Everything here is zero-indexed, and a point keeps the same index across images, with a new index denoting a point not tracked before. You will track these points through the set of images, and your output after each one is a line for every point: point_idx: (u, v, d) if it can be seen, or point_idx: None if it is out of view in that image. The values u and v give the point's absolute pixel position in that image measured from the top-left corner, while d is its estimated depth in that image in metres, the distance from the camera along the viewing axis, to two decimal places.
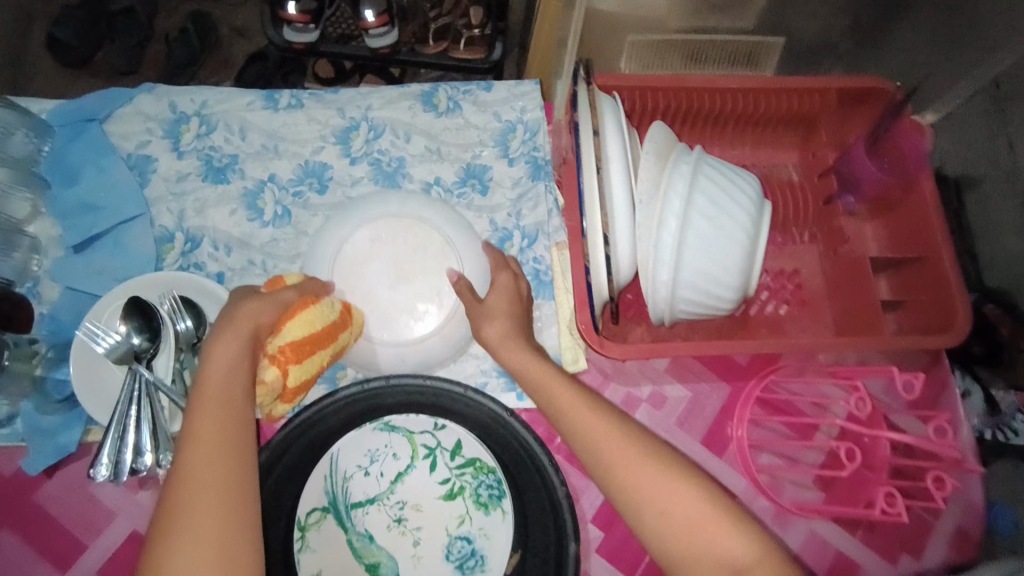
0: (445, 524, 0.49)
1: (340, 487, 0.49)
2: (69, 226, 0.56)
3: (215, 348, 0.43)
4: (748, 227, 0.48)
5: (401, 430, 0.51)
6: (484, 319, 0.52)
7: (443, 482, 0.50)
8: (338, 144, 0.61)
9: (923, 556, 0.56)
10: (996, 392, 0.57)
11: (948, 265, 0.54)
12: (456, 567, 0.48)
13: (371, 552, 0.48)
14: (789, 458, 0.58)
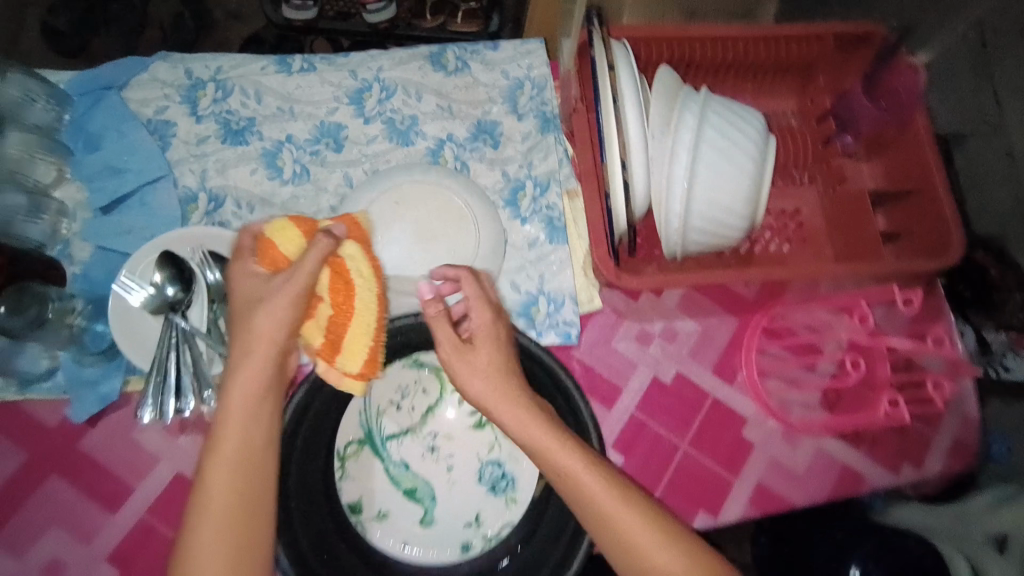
0: (476, 450, 0.53)
1: (375, 420, 0.53)
2: (94, 188, 0.57)
3: (225, 406, 0.40)
4: (755, 157, 0.51)
5: (429, 365, 0.54)
6: (470, 375, 0.45)
7: (472, 414, 0.54)
8: (352, 104, 0.63)
9: (924, 465, 0.62)
10: (988, 333, 0.61)
11: (942, 194, 0.57)
12: (489, 488, 0.52)
13: (409, 478, 0.52)
14: (793, 382, 0.63)
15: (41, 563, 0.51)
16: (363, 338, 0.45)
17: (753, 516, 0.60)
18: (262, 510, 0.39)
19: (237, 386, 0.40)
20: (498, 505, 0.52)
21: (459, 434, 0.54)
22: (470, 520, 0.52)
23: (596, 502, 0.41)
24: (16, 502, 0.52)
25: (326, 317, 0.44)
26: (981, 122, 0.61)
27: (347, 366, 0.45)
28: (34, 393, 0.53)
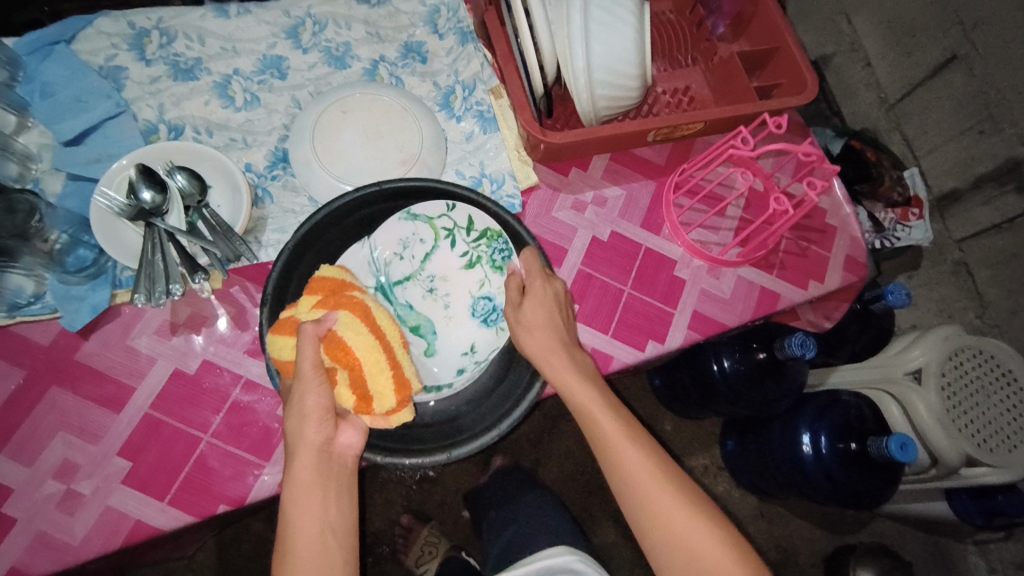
0: (469, 289, 0.61)
1: (382, 269, 0.60)
2: (58, 127, 0.62)
3: (296, 475, 0.49)
4: (635, 13, 0.60)
5: (422, 216, 0.61)
6: (523, 331, 0.56)
7: (463, 256, 0.61)
8: (289, 39, 0.70)
9: (826, 280, 0.73)
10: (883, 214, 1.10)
11: (795, 48, 0.70)
12: (481, 320, 0.60)
13: (413, 317, 0.60)
14: (710, 227, 0.73)
15: (52, 466, 0.54)
16: (381, 376, 0.51)
17: (696, 340, 0.69)
18: (338, 556, 0.49)
19: (297, 481, 0.49)
20: (490, 334, 0.60)
21: (454, 277, 0.61)
22: (466, 350, 0.59)
23: (614, 445, 0.53)
24: (20, 415, 0.54)
25: (347, 379, 0.51)
26: (841, 47, 1.21)
27: (384, 402, 0.51)
28: (24, 315, 0.56)
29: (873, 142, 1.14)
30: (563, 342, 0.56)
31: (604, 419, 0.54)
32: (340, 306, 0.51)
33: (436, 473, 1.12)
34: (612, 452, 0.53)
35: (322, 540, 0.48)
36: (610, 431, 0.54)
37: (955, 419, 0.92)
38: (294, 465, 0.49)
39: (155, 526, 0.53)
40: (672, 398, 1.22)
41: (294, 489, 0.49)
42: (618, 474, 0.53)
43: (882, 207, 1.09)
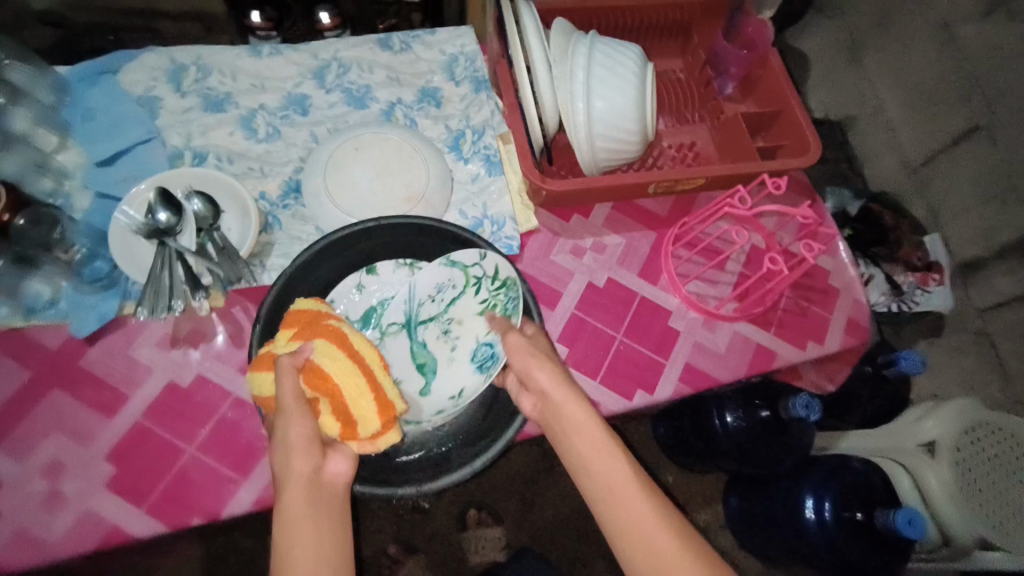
0: (476, 334, 0.62)
1: (415, 308, 0.63)
2: (93, 148, 0.67)
3: (285, 512, 0.46)
4: (637, 70, 0.63)
5: (459, 264, 0.61)
6: (542, 364, 0.55)
7: (482, 303, 0.62)
8: (314, 79, 0.74)
9: (826, 341, 0.72)
10: (898, 277, 1.07)
11: (799, 111, 0.72)
12: (477, 366, 0.60)
13: (422, 355, 0.62)
14: (708, 280, 0.73)
15: (42, 464, 0.56)
16: (362, 398, 0.52)
17: (685, 392, 0.68)
18: None
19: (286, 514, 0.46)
20: (477, 381, 0.60)
21: (471, 323, 0.62)
22: (454, 394, 0.60)
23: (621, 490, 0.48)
24: (19, 413, 0.57)
25: (329, 407, 0.52)
26: (864, 110, 1.21)
27: (367, 425, 0.52)
28: (38, 319, 0.59)
29: (892, 207, 1.11)
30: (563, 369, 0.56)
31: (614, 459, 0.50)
32: (317, 335, 0.54)
33: (430, 505, 1.10)
34: (611, 481, 0.49)
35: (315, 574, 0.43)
36: (618, 473, 0.49)
37: (969, 499, 0.87)
38: (282, 498, 0.47)
39: (130, 532, 0.55)
40: (674, 448, 1.16)
41: (282, 531, 0.45)
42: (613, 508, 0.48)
43: (902, 270, 1.07)
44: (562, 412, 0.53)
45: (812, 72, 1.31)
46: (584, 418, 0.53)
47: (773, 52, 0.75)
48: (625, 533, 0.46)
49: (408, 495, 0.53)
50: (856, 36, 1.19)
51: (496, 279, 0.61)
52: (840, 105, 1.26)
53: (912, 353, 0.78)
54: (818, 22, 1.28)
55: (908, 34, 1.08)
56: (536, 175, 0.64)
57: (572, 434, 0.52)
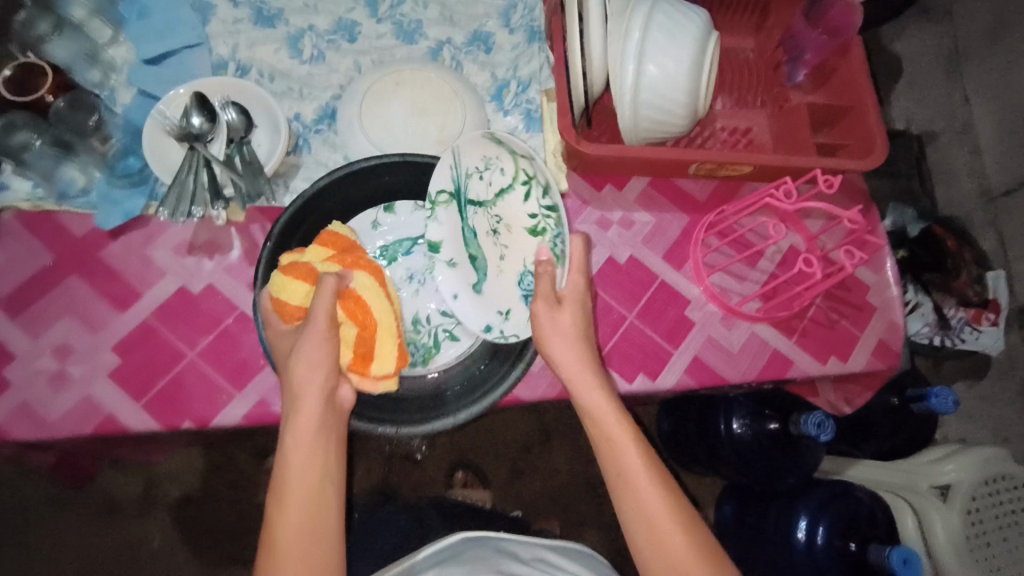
0: (525, 255, 0.61)
1: (462, 179, 0.58)
2: (141, 46, 0.67)
3: (297, 423, 0.48)
4: (697, 39, 0.59)
5: (508, 145, 0.60)
6: (561, 336, 0.54)
7: (530, 218, 0.61)
8: (367, 6, 0.73)
9: (849, 360, 0.68)
10: (950, 310, 1.00)
11: (872, 110, 0.66)
12: (525, 292, 0.60)
13: (474, 247, 0.59)
14: (736, 275, 0.69)
15: (52, 345, 0.58)
16: (389, 342, 0.52)
17: (688, 385, 0.65)
18: (331, 519, 0.46)
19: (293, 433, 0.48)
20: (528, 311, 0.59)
21: (515, 226, 0.61)
22: (501, 311, 0.59)
23: (632, 480, 0.48)
24: (41, 293, 0.60)
25: (353, 336, 0.51)
26: (950, 126, 1.11)
27: (383, 366, 0.52)
28: (69, 206, 0.62)
29: (960, 233, 1.02)
30: (585, 342, 0.54)
31: (629, 450, 0.49)
32: (357, 266, 0.52)
33: (423, 456, 1.12)
34: (622, 472, 0.49)
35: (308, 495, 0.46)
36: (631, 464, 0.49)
37: (973, 548, 0.82)
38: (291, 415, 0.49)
39: (122, 423, 0.57)
40: (674, 445, 1.11)
41: (293, 440, 0.48)
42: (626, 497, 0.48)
43: (953, 303, 1.00)
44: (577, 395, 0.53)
45: (901, 79, 1.20)
46: (597, 398, 0.52)
47: (856, 41, 0.69)
48: (632, 512, 0.48)
49: (386, 434, 0.54)
50: (958, 42, 1.08)
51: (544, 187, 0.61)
52: (922, 114, 1.17)
53: (947, 390, 0.70)
54: (919, 25, 1.15)
55: (1023, 50, 0.96)
56: (575, 136, 0.61)
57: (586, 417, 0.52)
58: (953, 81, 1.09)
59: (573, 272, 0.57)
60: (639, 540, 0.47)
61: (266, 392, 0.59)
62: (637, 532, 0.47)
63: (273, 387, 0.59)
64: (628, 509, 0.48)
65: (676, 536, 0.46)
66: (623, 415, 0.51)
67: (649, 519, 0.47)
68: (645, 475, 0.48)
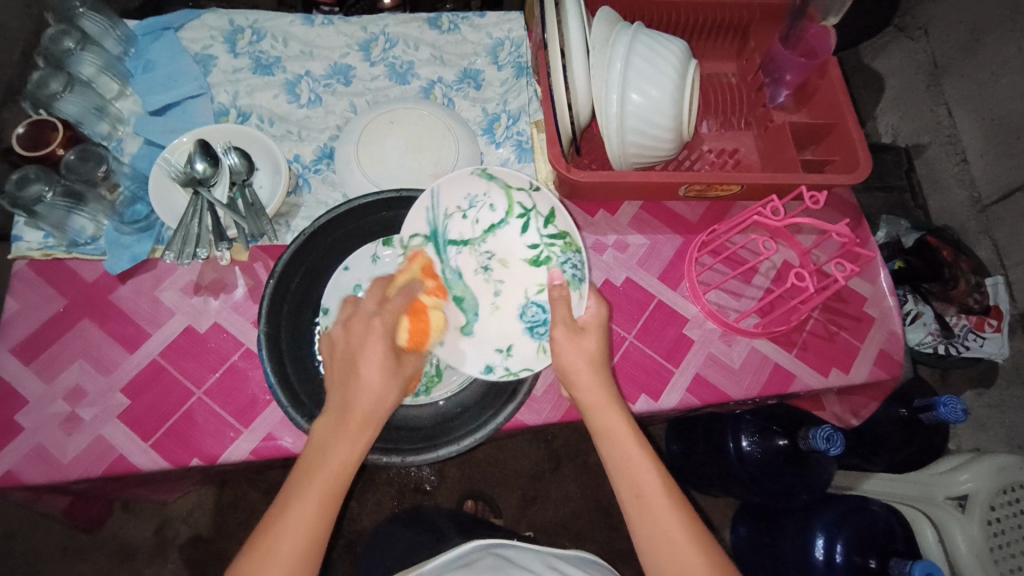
0: (525, 288, 0.64)
1: (440, 221, 0.62)
2: (147, 98, 0.70)
3: (349, 426, 0.49)
4: (677, 67, 0.62)
5: (498, 180, 0.63)
6: (579, 357, 0.53)
7: (531, 249, 0.64)
8: (360, 51, 0.76)
9: (851, 371, 0.68)
10: (953, 319, 0.99)
11: (852, 126, 0.68)
12: (527, 325, 0.61)
13: (459, 288, 0.63)
14: (732, 292, 0.70)
15: (65, 388, 0.59)
16: None
17: (692, 404, 0.65)
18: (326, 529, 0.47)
19: (328, 466, 0.47)
20: (531, 344, 0.60)
21: (511, 260, 0.65)
22: (501, 347, 0.60)
23: (650, 502, 0.47)
24: (52, 338, 0.61)
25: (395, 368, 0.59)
26: (936, 137, 1.13)
27: None
28: (78, 252, 0.63)
29: (954, 242, 1.03)
30: (603, 367, 0.53)
31: (646, 471, 0.48)
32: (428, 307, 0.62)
33: (433, 487, 1.11)
34: (639, 491, 0.48)
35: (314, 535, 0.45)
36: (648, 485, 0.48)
37: (998, 559, 0.80)
38: (337, 446, 0.48)
39: (133, 463, 0.57)
40: (684, 468, 1.09)
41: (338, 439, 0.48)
42: (643, 518, 0.47)
43: (955, 311, 0.99)
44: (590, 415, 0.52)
45: (884, 96, 1.24)
46: (617, 423, 0.51)
47: (833, 61, 0.71)
48: (650, 539, 0.46)
49: (389, 464, 0.54)
50: (936, 57, 1.11)
51: (543, 217, 0.63)
52: (908, 128, 1.19)
53: (952, 399, 0.68)
54: (899, 43, 1.19)
55: (999, 62, 0.99)
56: (565, 167, 0.64)
57: (600, 437, 0.51)
58: (934, 95, 1.12)
59: (590, 298, 0.56)
60: (657, 562, 0.46)
61: (274, 426, 0.59)
62: (657, 560, 0.46)
63: (280, 422, 0.60)
64: (643, 530, 0.47)
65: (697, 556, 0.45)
66: (642, 439, 0.50)
67: (672, 546, 0.46)
68: (663, 497, 0.47)
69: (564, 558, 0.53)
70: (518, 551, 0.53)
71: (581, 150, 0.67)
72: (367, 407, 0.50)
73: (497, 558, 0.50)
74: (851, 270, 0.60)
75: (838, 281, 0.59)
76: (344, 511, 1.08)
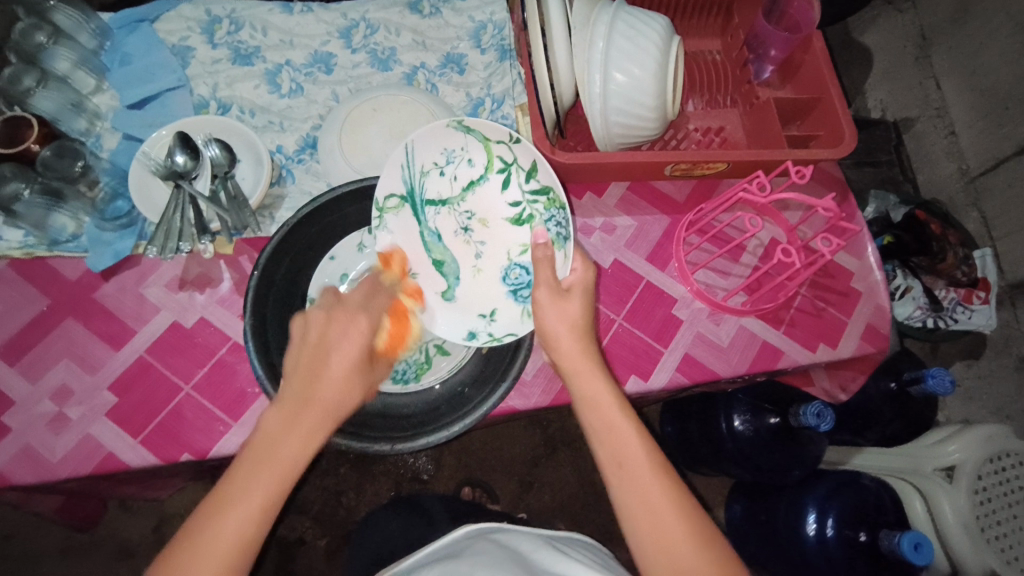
0: (508, 249, 0.65)
1: (417, 179, 0.63)
2: (124, 92, 0.70)
3: (303, 418, 0.45)
4: (660, 45, 0.61)
5: (476, 133, 0.63)
6: (561, 327, 0.53)
7: (512, 208, 0.65)
8: (341, 38, 0.75)
9: (839, 346, 0.69)
10: (941, 292, 1.00)
11: (836, 100, 0.68)
12: (512, 289, 0.63)
13: (439, 251, 0.65)
14: (720, 271, 0.71)
15: (51, 388, 0.59)
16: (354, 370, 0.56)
17: (681, 383, 0.66)
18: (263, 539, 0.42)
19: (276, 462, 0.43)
20: (515, 308, 0.62)
21: (493, 218, 0.66)
22: (485, 312, 0.62)
23: (629, 465, 0.46)
24: (36, 337, 0.61)
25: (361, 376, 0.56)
26: (926, 110, 1.12)
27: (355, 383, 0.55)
28: (60, 251, 0.63)
29: (941, 214, 1.03)
30: (589, 338, 0.54)
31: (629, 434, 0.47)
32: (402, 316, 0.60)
33: (429, 477, 1.12)
34: (619, 454, 0.47)
35: (252, 536, 0.41)
36: (628, 449, 0.47)
37: (984, 528, 0.81)
38: (289, 444, 0.44)
39: (123, 460, 0.57)
40: (680, 447, 1.10)
41: (289, 431, 0.44)
42: (620, 480, 0.46)
43: (944, 285, 1.00)
44: (574, 383, 0.51)
45: (873, 70, 1.23)
46: (601, 391, 0.50)
47: (816, 35, 0.71)
48: (629, 500, 0.45)
49: (381, 451, 0.54)
50: (925, 28, 1.11)
51: (524, 172, 0.64)
52: (895, 101, 1.19)
53: (942, 371, 0.69)
54: (887, 16, 1.18)
55: (985, 33, 0.99)
56: (550, 150, 0.64)
57: (584, 406, 0.50)
58: (922, 67, 1.12)
59: (577, 260, 0.57)
60: (636, 525, 0.44)
61: (263, 418, 0.59)
62: (640, 532, 0.44)
63: (270, 415, 0.60)
64: (622, 491, 0.46)
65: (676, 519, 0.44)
66: (627, 406, 0.50)
67: (650, 511, 0.44)
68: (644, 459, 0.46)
69: (555, 539, 0.54)
70: (511, 534, 0.53)
71: (564, 131, 0.66)
72: (323, 397, 0.46)
73: (490, 544, 0.51)
74: (837, 236, 0.60)
75: (824, 252, 0.59)
76: (342, 501, 1.09)
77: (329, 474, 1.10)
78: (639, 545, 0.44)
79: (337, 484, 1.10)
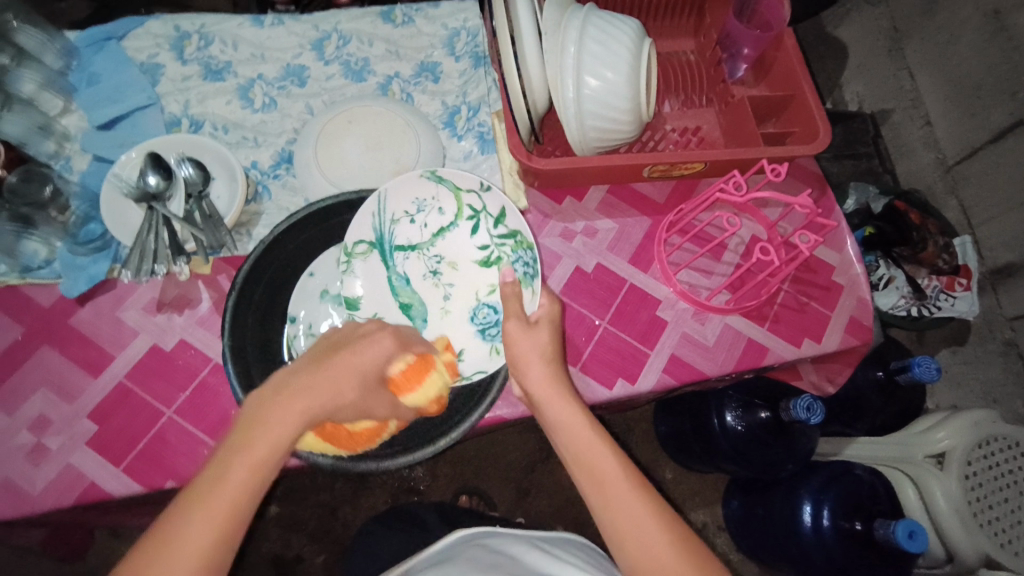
0: (476, 289, 0.64)
1: (387, 227, 0.63)
2: (94, 112, 0.69)
3: (298, 394, 0.46)
4: (630, 47, 0.61)
5: (447, 183, 0.64)
6: (529, 356, 0.53)
7: (481, 251, 0.65)
8: (313, 50, 0.74)
9: (824, 340, 0.69)
10: (923, 281, 1.01)
11: (809, 95, 0.68)
12: (479, 330, 0.61)
13: (407, 295, 0.64)
14: (703, 271, 0.71)
15: (28, 419, 0.58)
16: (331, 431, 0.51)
17: (669, 384, 0.66)
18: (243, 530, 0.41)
19: (252, 454, 0.42)
20: (482, 347, 0.60)
21: (461, 262, 0.65)
22: (453, 354, 0.60)
23: (609, 483, 0.46)
24: (12, 367, 0.59)
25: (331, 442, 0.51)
26: (901, 102, 1.13)
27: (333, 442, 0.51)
28: (33, 277, 0.62)
29: (920, 204, 1.04)
30: (557, 363, 0.54)
31: (603, 453, 0.47)
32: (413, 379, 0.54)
33: (424, 487, 1.11)
34: (594, 472, 0.46)
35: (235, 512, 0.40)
36: (605, 465, 0.47)
37: (976, 512, 0.81)
38: (272, 432, 0.43)
39: (106, 488, 0.56)
40: (675, 446, 1.10)
41: (284, 405, 0.45)
42: (599, 495, 0.45)
43: (926, 273, 1.00)
44: (545, 408, 0.51)
45: (848, 64, 1.24)
46: (571, 414, 0.50)
47: (788, 32, 0.71)
48: (608, 515, 0.45)
49: (367, 469, 0.53)
50: (895, 21, 1.12)
51: (493, 218, 0.64)
52: (871, 93, 1.20)
53: (927, 357, 0.70)
54: (859, 11, 1.19)
55: (956, 25, 1.00)
56: (525, 157, 0.64)
57: (557, 431, 0.50)
58: (895, 60, 1.13)
59: (544, 296, 0.58)
60: (617, 536, 0.44)
61: None
62: (619, 538, 0.44)
63: None
64: (600, 509, 0.45)
65: (658, 528, 0.43)
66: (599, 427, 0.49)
67: (630, 520, 0.44)
68: (620, 474, 0.46)
69: (546, 542, 0.53)
70: (500, 538, 0.53)
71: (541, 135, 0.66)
72: (325, 383, 0.47)
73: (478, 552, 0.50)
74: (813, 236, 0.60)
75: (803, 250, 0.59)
76: (337, 515, 1.08)
77: (321, 490, 1.09)
78: (623, 553, 0.43)
79: (330, 498, 1.09)
